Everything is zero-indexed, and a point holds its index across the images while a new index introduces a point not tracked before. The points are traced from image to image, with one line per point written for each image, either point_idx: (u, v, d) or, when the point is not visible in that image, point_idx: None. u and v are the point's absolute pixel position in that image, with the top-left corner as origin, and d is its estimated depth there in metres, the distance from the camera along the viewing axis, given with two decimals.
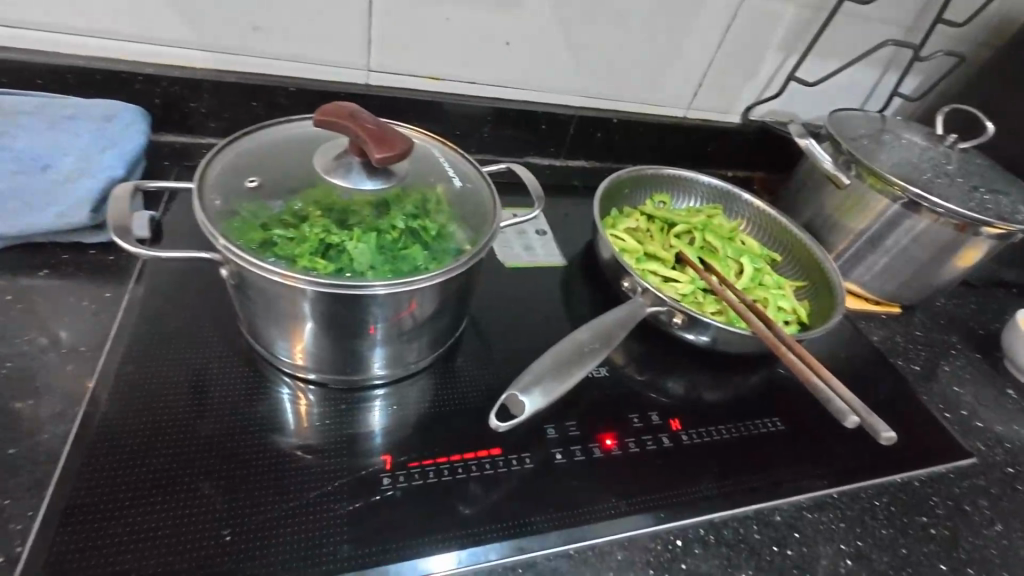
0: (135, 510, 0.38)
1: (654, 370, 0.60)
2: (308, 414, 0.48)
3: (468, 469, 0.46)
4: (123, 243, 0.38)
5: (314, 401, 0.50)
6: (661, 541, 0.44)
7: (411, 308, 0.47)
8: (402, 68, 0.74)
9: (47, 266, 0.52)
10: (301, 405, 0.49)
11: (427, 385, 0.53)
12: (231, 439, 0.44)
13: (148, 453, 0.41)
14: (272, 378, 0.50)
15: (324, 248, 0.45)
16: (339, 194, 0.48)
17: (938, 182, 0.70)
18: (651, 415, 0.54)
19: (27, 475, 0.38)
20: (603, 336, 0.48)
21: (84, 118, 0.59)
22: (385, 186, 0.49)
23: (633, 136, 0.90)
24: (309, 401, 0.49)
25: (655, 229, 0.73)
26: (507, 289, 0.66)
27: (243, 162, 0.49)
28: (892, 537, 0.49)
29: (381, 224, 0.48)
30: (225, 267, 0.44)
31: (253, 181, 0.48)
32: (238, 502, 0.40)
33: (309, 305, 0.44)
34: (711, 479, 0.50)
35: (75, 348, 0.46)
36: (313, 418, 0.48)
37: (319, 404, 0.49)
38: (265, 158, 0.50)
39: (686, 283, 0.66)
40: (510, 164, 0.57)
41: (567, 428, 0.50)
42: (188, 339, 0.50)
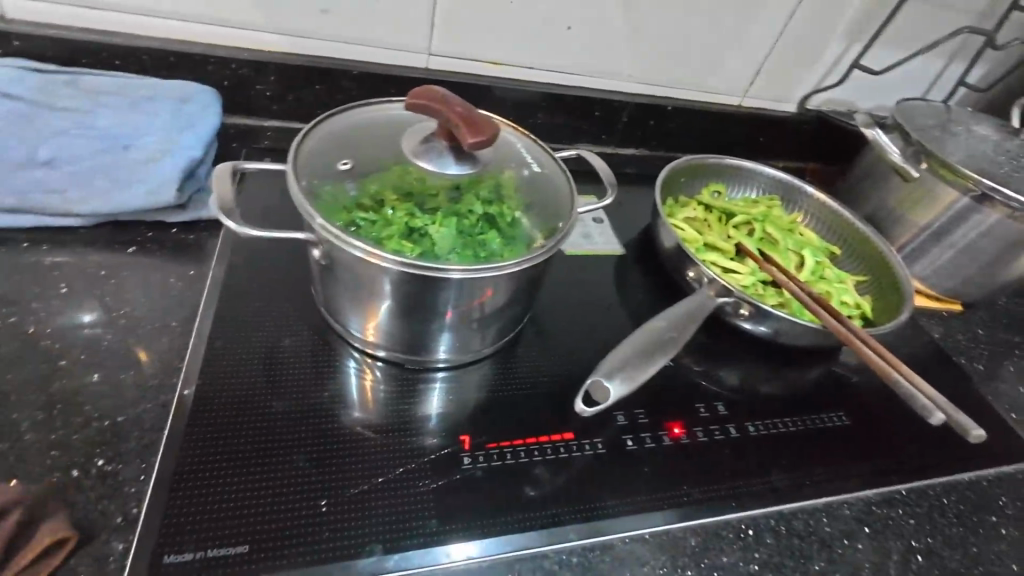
0: (236, 478, 0.40)
1: (717, 362, 0.60)
2: (376, 391, 0.50)
3: (543, 452, 0.47)
4: (227, 220, 0.40)
5: (382, 378, 0.51)
6: (733, 530, 0.45)
7: (488, 293, 0.48)
8: (463, 53, 0.74)
9: (132, 243, 0.54)
10: (365, 379, 0.50)
11: (494, 369, 0.54)
12: (315, 416, 0.45)
13: (242, 425, 0.43)
14: (346, 357, 0.51)
15: (408, 231, 0.46)
16: (424, 177, 0.48)
17: (1013, 176, 0.68)
18: (717, 405, 0.54)
19: (134, 442, 0.40)
20: (679, 326, 0.48)
21: (163, 99, 0.60)
22: (469, 171, 0.50)
23: (687, 125, 0.89)
24: (374, 376, 0.51)
25: (713, 218, 0.72)
26: (566, 276, 0.66)
27: (329, 144, 0.50)
28: (962, 535, 0.49)
29: (460, 209, 0.48)
30: (317, 248, 0.45)
31: (346, 163, 0.49)
32: (328, 475, 0.41)
33: (393, 286, 0.45)
34: (779, 471, 0.50)
35: (165, 324, 0.48)
36: (376, 392, 0.49)
37: (387, 382, 0.51)
38: (345, 140, 0.51)
39: (746, 275, 0.66)
40: (580, 153, 0.57)
41: (636, 415, 0.51)
42: (267, 316, 0.52)
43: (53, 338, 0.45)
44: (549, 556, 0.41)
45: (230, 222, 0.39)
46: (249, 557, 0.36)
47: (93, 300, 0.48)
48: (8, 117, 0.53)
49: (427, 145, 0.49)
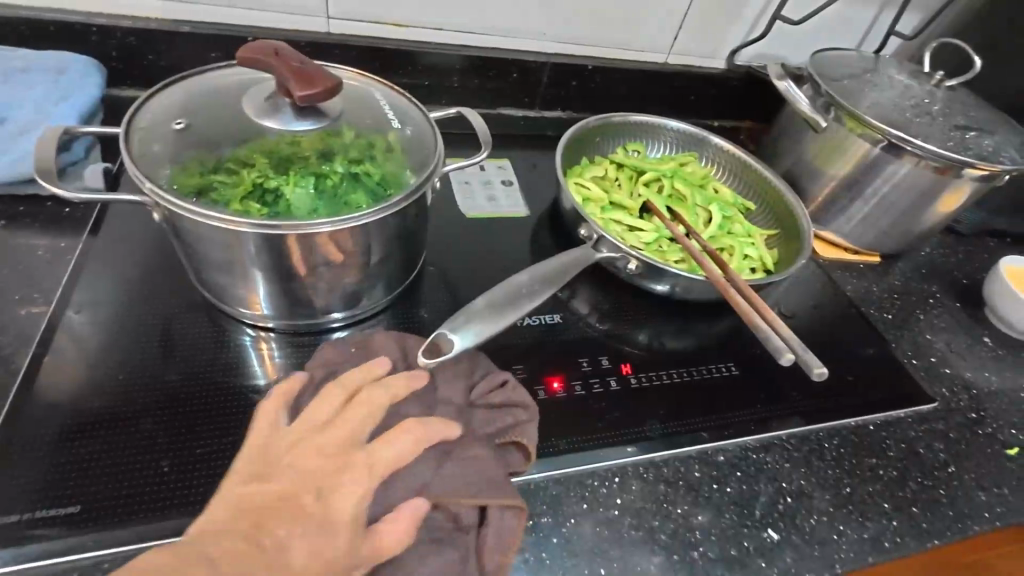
0: (82, 444, 0.40)
1: (612, 318, 0.59)
2: (276, 361, 0.50)
3: None
4: (44, 181, 0.41)
5: (277, 347, 0.51)
6: (599, 478, 0.45)
7: (354, 254, 0.47)
8: (364, 15, 0.72)
9: (3, 218, 0.53)
10: (262, 350, 0.50)
11: (380, 331, 0.54)
12: (187, 384, 0.46)
13: (98, 394, 0.43)
14: (232, 328, 0.51)
15: (262, 193, 0.45)
16: (269, 137, 0.47)
17: (918, 122, 0.67)
18: (602, 359, 0.54)
19: None
20: (546, 279, 0.48)
21: (39, 70, 0.59)
22: (317, 126, 0.48)
23: (610, 85, 0.87)
24: (270, 346, 0.51)
25: (624, 177, 0.71)
26: (468, 239, 0.65)
27: (175, 104, 0.48)
28: (837, 477, 0.50)
29: (319, 169, 0.47)
30: (156, 212, 0.44)
31: (181, 123, 0.47)
32: (179, 438, 0.42)
33: (250, 252, 0.44)
34: (656, 421, 0.50)
35: (30, 296, 0.48)
36: (276, 361, 0.50)
37: (282, 348, 0.51)
38: (198, 102, 0.49)
39: (650, 232, 0.65)
40: (459, 110, 0.55)
41: (514, 371, 0.51)
42: (147, 288, 0.51)
43: None
44: None
45: (52, 186, 0.41)
46: (81, 516, 0.37)
47: None
48: None
49: (269, 102, 0.48)
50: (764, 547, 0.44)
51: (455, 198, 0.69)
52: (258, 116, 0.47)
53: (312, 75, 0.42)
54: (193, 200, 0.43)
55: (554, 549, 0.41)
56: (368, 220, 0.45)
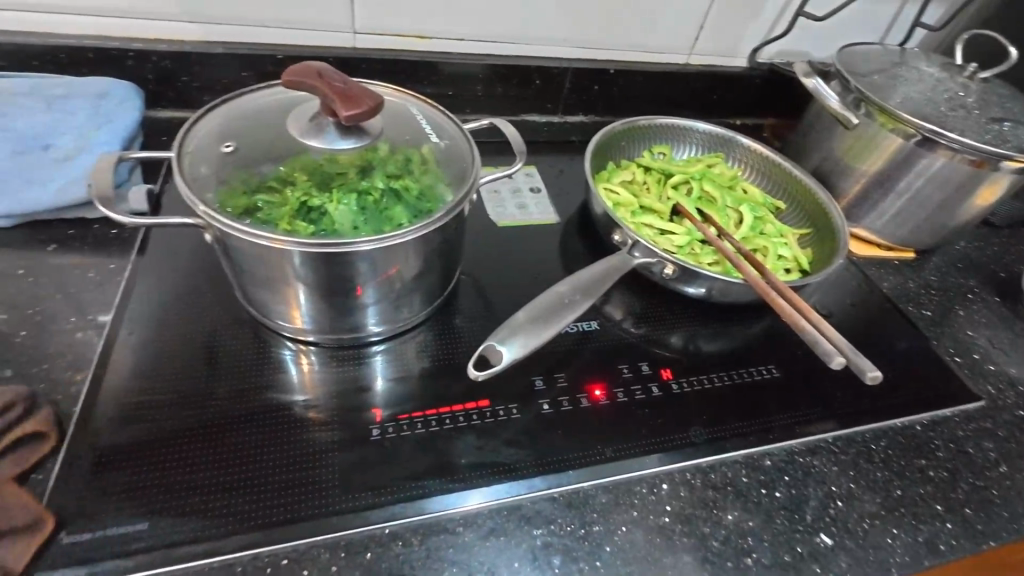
0: (142, 461, 0.41)
1: (649, 323, 0.59)
2: (316, 375, 0.50)
3: (455, 420, 0.47)
4: (103, 208, 0.42)
5: (319, 362, 0.51)
6: (647, 485, 0.45)
7: (395, 268, 0.48)
8: (389, 29, 0.72)
9: (54, 241, 0.54)
10: (303, 364, 0.51)
11: (419, 342, 0.55)
12: (239, 403, 0.46)
13: (153, 411, 0.44)
14: (277, 343, 0.52)
15: (305, 211, 0.46)
16: (314, 156, 0.48)
17: (952, 116, 0.66)
18: (641, 365, 0.54)
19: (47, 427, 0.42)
20: (586, 287, 0.48)
21: (81, 96, 0.60)
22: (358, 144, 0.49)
23: (633, 88, 0.87)
24: (311, 361, 0.51)
25: (652, 180, 0.71)
26: (500, 248, 0.66)
27: (218, 126, 0.49)
28: (887, 479, 0.49)
29: (360, 186, 0.48)
30: (206, 233, 0.45)
31: (229, 146, 0.48)
32: (235, 454, 0.43)
33: (296, 269, 0.45)
34: (699, 426, 0.50)
35: (82, 318, 0.49)
36: (319, 377, 0.50)
37: (325, 363, 0.51)
38: (239, 126, 0.50)
39: (682, 235, 0.65)
40: (491, 121, 0.55)
41: (555, 379, 0.51)
42: (192, 306, 0.52)
43: None
44: (457, 519, 0.41)
45: (110, 214, 0.42)
46: (147, 534, 0.37)
47: (9, 299, 0.49)
48: None
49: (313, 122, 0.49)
50: (818, 553, 0.43)
51: (484, 207, 0.69)
52: (301, 134, 0.48)
53: (350, 95, 0.43)
54: (243, 221, 0.44)
55: (608, 559, 0.40)
56: (410, 234, 0.45)
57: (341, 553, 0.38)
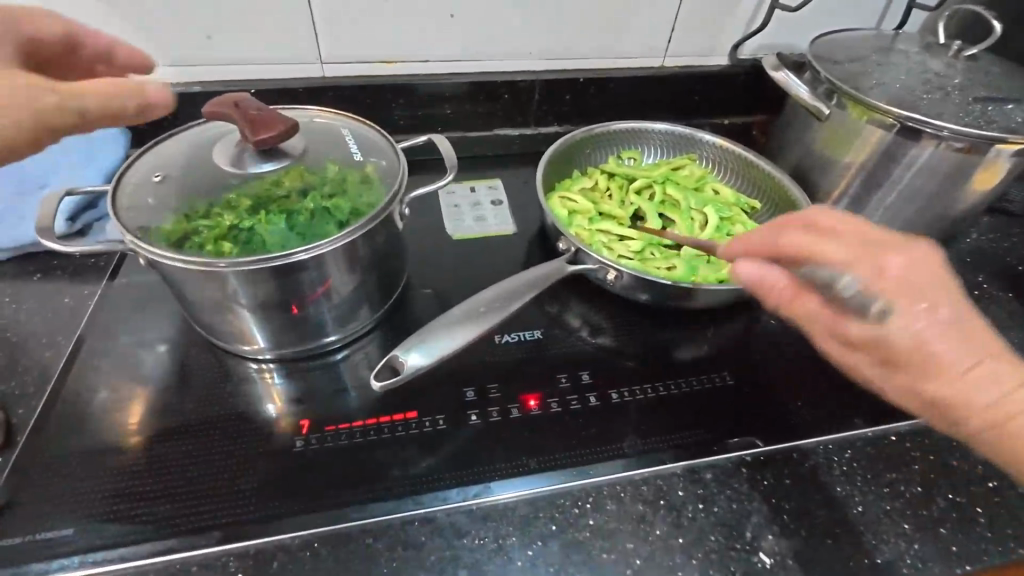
0: (87, 470, 0.44)
1: (600, 332, 0.58)
2: (279, 389, 0.52)
3: (380, 432, 0.47)
4: (42, 238, 0.46)
5: (282, 377, 0.53)
6: (571, 498, 0.43)
7: (329, 281, 0.49)
8: (355, 57, 0.76)
9: (40, 271, 0.59)
10: (267, 380, 0.53)
11: (363, 356, 0.56)
12: (185, 415, 0.49)
13: (104, 425, 0.47)
14: (240, 365, 0.54)
15: (236, 231, 0.48)
16: (231, 180, 0.51)
17: (931, 100, 0.61)
18: (581, 374, 0.52)
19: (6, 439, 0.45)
20: (508, 296, 0.48)
21: (73, 138, 0.67)
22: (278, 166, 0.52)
23: (606, 95, 0.86)
24: (274, 376, 0.53)
25: (614, 186, 0.69)
26: (457, 262, 0.66)
27: (158, 160, 0.53)
28: (846, 494, 0.45)
29: (293, 206, 0.50)
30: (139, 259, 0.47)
31: (159, 176, 0.52)
32: (175, 463, 0.45)
33: (226, 291, 0.47)
34: (635, 437, 0.48)
35: (53, 339, 0.53)
36: (279, 391, 0.52)
37: (286, 377, 0.53)
38: (185, 158, 0.53)
39: (639, 240, 0.63)
40: (428, 138, 0.57)
41: (487, 390, 0.50)
42: (156, 326, 0.56)
43: None
44: (365, 531, 0.41)
45: (48, 242, 0.46)
46: (82, 539, 0.40)
47: None
48: None
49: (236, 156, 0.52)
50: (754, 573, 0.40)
51: (444, 221, 0.70)
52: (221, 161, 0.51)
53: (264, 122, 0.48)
54: (179, 249, 0.46)
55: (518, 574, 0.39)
56: (332, 246, 0.47)
57: (250, 561, 0.39)
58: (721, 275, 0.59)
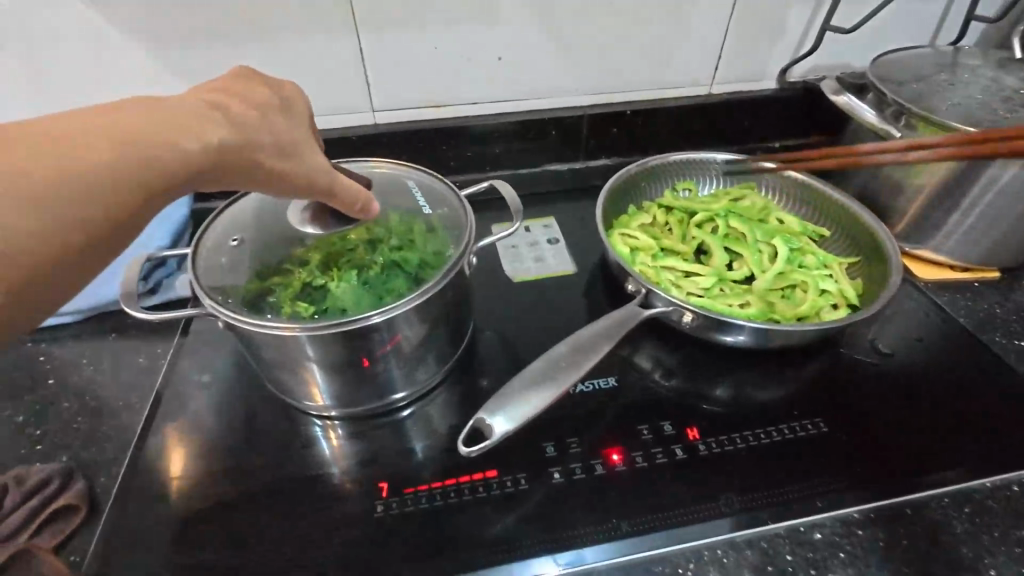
0: (164, 540, 0.43)
1: (675, 376, 0.55)
2: (346, 448, 0.51)
3: (461, 493, 0.45)
4: (123, 303, 0.46)
5: (347, 435, 0.52)
6: (671, 564, 0.41)
7: (400, 335, 0.48)
8: (406, 103, 0.77)
9: (114, 330, 0.60)
10: (331, 439, 0.51)
11: (433, 409, 0.54)
12: (258, 479, 0.48)
13: (180, 491, 0.47)
14: (305, 422, 0.53)
15: (310, 292, 0.49)
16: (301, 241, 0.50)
17: (1015, 118, 0.58)
18: (664, 425, 0.50)
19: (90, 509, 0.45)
20: (582, 348, 0.45)
21: None
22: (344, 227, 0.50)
23: (655, 126, 0.85)
24: (338, 435, 0.52)
25: (674, 220, 0.68)
26: (519, 305, 0.64)
27: (232, 220, 0.54)
28: (974, 556, 0.41)
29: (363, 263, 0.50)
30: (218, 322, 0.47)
31: (235, 239, 0.52)
32: (247, 533, 0.44)
33: (300, 350, 0.47)
34: (731, 494, 0.45)
35: (130, 401, 0.53)
36: (343, 450, 0.50)
37: (351, 435, 0.52)
38: (254, 217, 0.54)
39: (708, 276, 0.61)
40: (490, 182, 0.56)
41: (567, 444, 0.48)
42: (226, 384, 0.55)
43: (36, 425, 0.51)
44: None
45: (128, 307, 0.46)
46: None
47: (72, 388, 0.54)
48: None
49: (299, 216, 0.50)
50: None
51: (502, 263, 0.69)
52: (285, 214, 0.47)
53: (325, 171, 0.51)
54: (254, 311, 0.46)
55: None
56: (407, 305, 0.46)
57: None
58: (799, 312, 0.56)
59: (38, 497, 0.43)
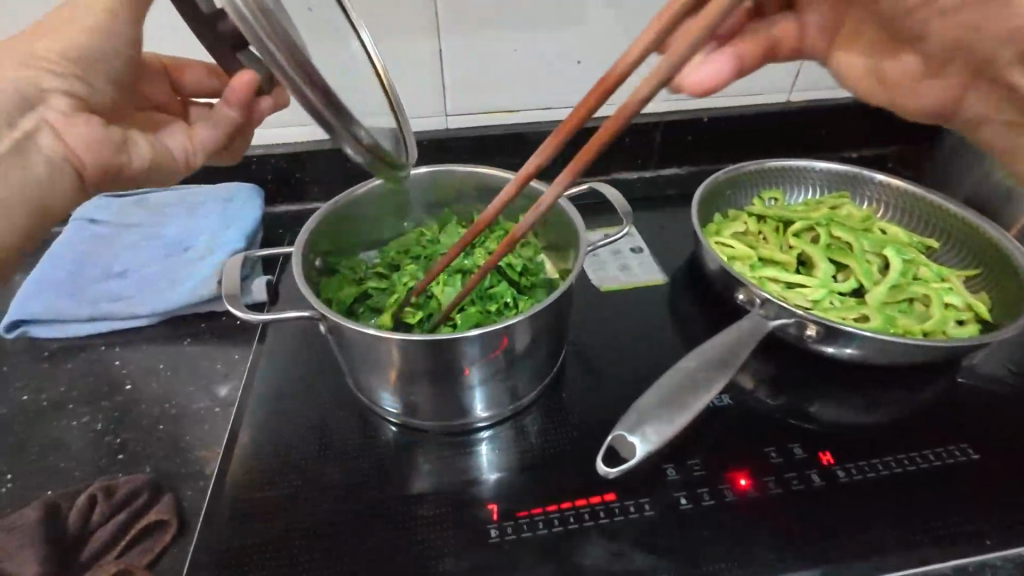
0: (264, 561, 0.40)
1: (788, 392, 0.51)
2: (419, 465, 0.47)
3: (581, 518, 0.42)
4: (229, 306, 0.46)
5: (422, 449, 0.48)
6: None
7: (505, 342, 0.44)
8: (478, 107, 0.74)
9: (188, 335, 0.58)
10: (408, 449, 0.48)
11: (525, 424, 0.50)
12: (348, 496, 0.44)
13: (272, 508, 0.44)
14: (381, 428, 0.50)
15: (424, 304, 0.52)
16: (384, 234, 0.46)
17: None
18: (794, 448, 0.46)
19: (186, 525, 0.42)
20: (717, 361, 0.41)
21: (212, 200, 0.67)
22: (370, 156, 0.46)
23: (731, 132, 0.82)
24: (412, 450, 0.48)
25: (768, 229, 0.64)
26: (607, 315, 0.61)
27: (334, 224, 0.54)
28: None
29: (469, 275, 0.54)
30: (323, 323, 0.45)
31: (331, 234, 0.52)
32: (345, 557, 0.41)
33: (402, 358, 0.44)
34: (884, 527, 0.41)
35: (211, 409, 0.51)
36: (418, 464, 0.47)
37: (428, 452, 0.48)
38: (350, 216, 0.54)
39: (816, 288, 0.57)
40: (591, 184, 0.54)
41: (690, 467, 0.44)
42: (304, 394, 0.52)
43: (117, 432, 0.49)
44: None
45: (234, 309, 0.45)
46: None
47: (151, 395, 0.52)
48: (93, 241, 0.62)
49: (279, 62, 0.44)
50: None
51: (586, 271, 0.65)
52: (215, 18, 0.35)
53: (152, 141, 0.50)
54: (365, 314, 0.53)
55: None
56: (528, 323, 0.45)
57: None
58: (925, 327, 0.52)
59: (126, 510, 0.40)
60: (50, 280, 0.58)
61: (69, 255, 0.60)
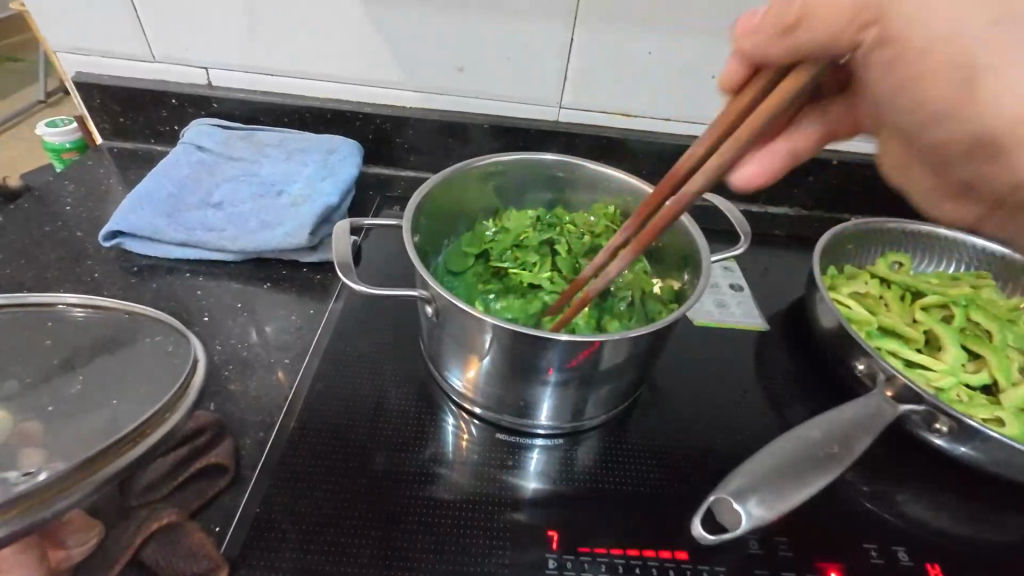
0: (311, 532, 0.39)
1: (894, 484, 0.46)
2: (470, 457, 0.45)
3: (647, 571, 0.39)
4: (340, 274, 0.44)
5: (479, 441, 0.47)
6: None
7: (595, 351, 0.40)
8: (594, 105, 0.69)
9: (269, 279, 0.58)
10: (463, 439, 0.47)
11: (591, 448, 0.47)
12: (405, 484, 0.42)
13: (326, 478, 0.42)
14: (441, 410, 0.49)
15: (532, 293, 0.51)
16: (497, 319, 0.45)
17: None
18: (897, 551, 0.41)
19: (243, 474, 0.41)
20: (838, 442, 0.38)
21: (314, 149, 0.66)
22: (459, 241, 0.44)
23: (861, 182, 0.72)
24: (471, 438, 0.47)
25: (892, 296, 0.58)
26: (696, 352, 0.56)
27: (440, 200, 0.54)
28: None
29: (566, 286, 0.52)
30: (428, 305, 0.43)
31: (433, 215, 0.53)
32: (391, 549, 0.39)
33: (489, 347, 0.42)
34: None
35: (280, 360, 0.50)
36: (471, 457, 0.45)
37: (484, 449, 0.46)
38: (446, 191, 0.54)
39: (942, 373, 0.50)
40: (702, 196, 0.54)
41: (776, 544, 0.40)
42: (371, 364, 0.51)
43: None
44: None
45: (345, 280, 0.44)
46: None
47: (225, 332, 0.52)
48: (196, 167, 0.63)
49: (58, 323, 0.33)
50: None
51: None
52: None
53: (71, 525, 0.32)
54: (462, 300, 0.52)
55: None
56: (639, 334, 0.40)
57: None
58: None
59: (187, 446, 0.40)
60: (152, 198, 0.59)
61: (173, 176, 0.61)
